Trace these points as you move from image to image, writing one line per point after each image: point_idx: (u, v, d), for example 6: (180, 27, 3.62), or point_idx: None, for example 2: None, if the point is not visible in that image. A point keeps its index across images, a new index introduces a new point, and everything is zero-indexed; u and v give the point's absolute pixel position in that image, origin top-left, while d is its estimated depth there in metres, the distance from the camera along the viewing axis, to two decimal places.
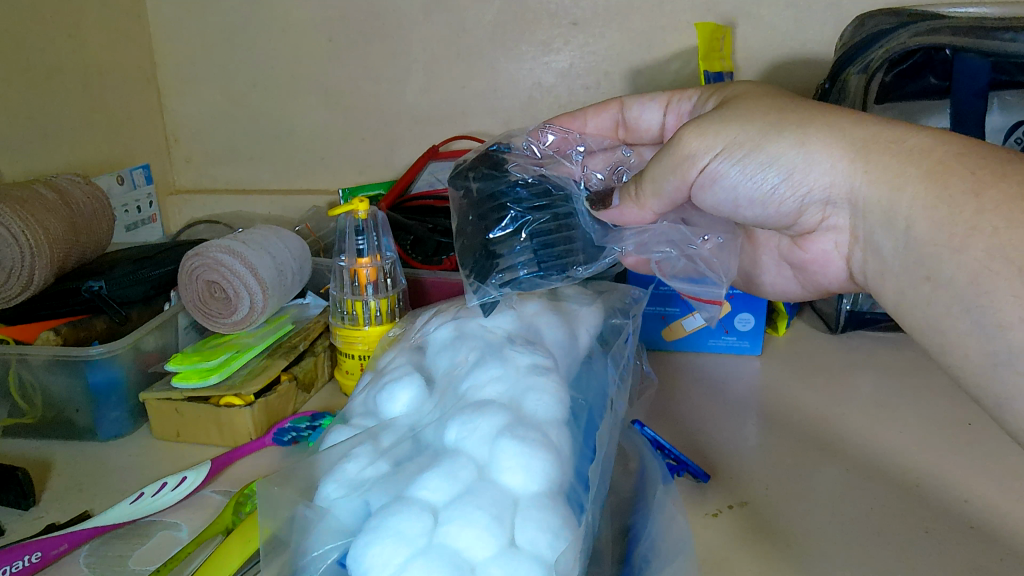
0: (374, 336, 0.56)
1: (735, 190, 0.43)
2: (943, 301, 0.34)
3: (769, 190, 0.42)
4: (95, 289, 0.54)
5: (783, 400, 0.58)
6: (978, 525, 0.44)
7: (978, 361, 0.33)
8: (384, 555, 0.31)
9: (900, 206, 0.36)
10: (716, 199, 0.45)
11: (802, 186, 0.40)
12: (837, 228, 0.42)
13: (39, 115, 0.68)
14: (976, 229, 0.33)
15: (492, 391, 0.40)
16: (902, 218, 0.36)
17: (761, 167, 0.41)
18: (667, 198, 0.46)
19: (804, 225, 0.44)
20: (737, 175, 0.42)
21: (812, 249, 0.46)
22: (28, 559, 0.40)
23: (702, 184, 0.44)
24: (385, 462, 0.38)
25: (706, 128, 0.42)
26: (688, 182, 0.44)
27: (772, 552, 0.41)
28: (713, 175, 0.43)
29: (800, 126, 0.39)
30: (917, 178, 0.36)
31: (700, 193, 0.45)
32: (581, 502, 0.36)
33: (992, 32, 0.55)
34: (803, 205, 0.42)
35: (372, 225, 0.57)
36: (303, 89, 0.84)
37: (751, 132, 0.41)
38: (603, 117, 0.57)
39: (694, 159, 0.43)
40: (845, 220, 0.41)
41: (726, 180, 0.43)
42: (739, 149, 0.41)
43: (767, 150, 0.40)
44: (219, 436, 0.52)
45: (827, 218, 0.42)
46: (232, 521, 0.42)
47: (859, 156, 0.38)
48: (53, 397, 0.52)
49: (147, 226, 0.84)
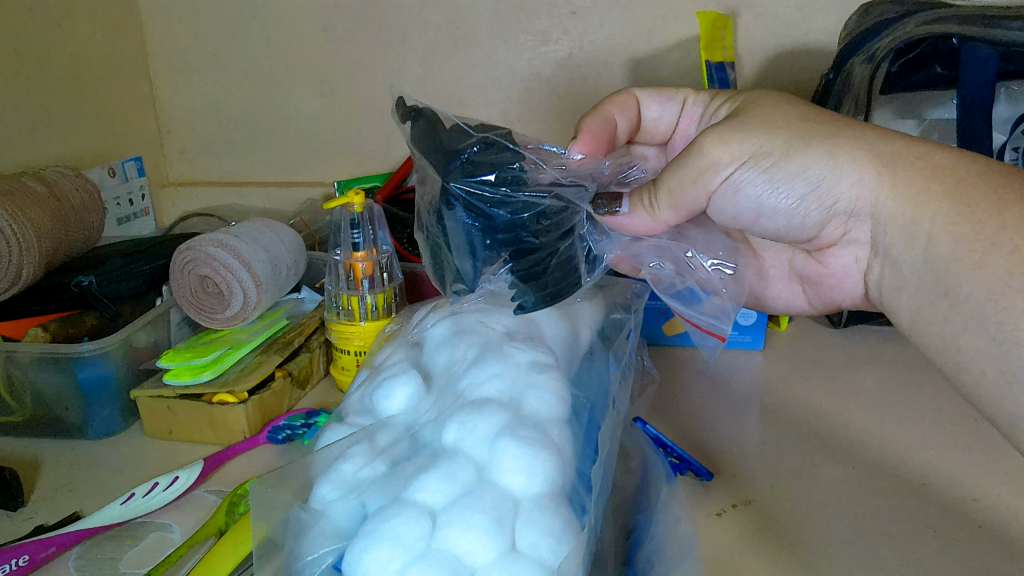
0: (372, 331, 0.55)
1: (759, 201, 0.41)
2: (961, 318, 0.35)
3: (795, 202, 0.41)
4: (85, 284, 0.53)
5: (787, 396, 0.57)
6: (988, 524, 0.43)
7: (994, 371, 0.33)
8: (381, 560, 0.30)
9: (919, 224, 0.37)
10: (736, 208, 0.43)
11: (828, 198, 0.40)
12: (858, 241, 0.42)
13: (27, 106, 0.66)
14: (999, 241, 0.33)
15: (491, 388, 0.38)
16: (921, 235, 0.37)
17: (788, 178, 0.40)
18: (685, 208, 0.43)
19: (824, 239, 0.44)
20: (761, 186, 0.41)
21: (831, 264, 0.46)
22: (17, 562, 0.39)
23: (722, 193, 0.42)
24: (383, 462, 0.37)
25: (727, 135, 0.40)
26: (708, 192, 0.42)
27: (779, 552, 0.40)
28: (736, 185, 0.41)
29: (825, 137, 0.39)
30: (939, 195, 0.36)
31: (719, 202, 0.43)
32: (584, 503, 0.35)
33: (1000, 20, 0.53)
34: (827, 217, 0.41)
35: (367, 218, 0.56)
36: (298, 79, 0.82)
37: (778, 142, 0.39)
38: (628, 113, 0.55)
39: (717, 169, 0.41)
40: (867, 232, 0.41)
41: (750, 190, 0.41)
42: (766, 159, 0.40)
43: (794, 160, 0.39)
44: (213, 434, 0.51)
45: (848, 230, 0.42)
46: (225, 522, 0.41)
47: (887, 175, 0.38)
48: (43, 395, 0.51)
49: (140, 219, 0.83)
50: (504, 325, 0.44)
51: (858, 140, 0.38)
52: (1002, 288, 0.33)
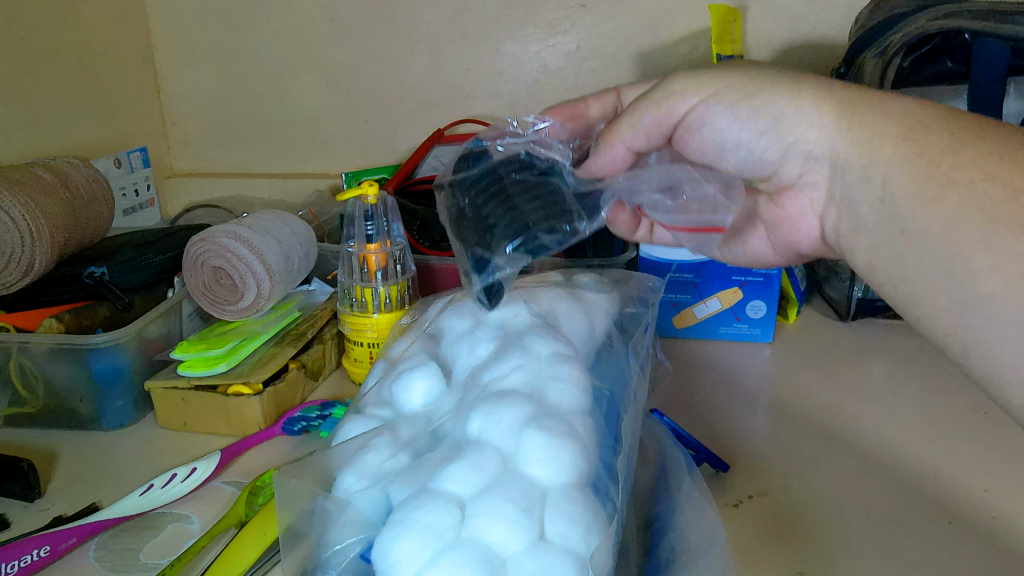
0: (385, 323, 0.55)
1: (723, 133, 0.43)
2: (915, 258, 0.34)
3: (753, 139, 0.42)
4: (97, 275, 0.52)
5: (797, 388, 0.57)
6: (1001, 514, 0.43)
7: (946, 305, 0.33)
8: (410, 549, 0.30)
9: (870, 177, 0.36)
10: (703, 144, 0.44)
11: (787, 137, 0.40)
12: (814, 185, 0.41)
13: (33, 96, 0.66)
14: (956, 174, 0.32)
15: (513, 380, 0.38)
16: (877, 175, 0.36)
17: (751, 114, 0.41)
18: (645, 133, 0.45)
19: (783, 178, 0.43)
20: (725, 120, 0.42)
21: (787, 208, 0.45)
22: (38, 553, 0.39)
23: (689, 124, 0.44)
24: (406, 455, 0.37)
25: (701, 74, 0.43)
26: (675, 119, 0.44)
27: (799, 543, 0.41)
28: (702, 118, 0.43)
29: (790, 80, 0.39)
30: (894, 136, 0.35)
31: (687, 135, 0.45)
32: (609, 492, 0.35)
33: (1011, 15, 0.53)
34: (785, 156, 0.41)
35: (382, 211, 0.56)
36: (304, 70, 0.82)
37: (743, 81, 0.41)
38: (605, 101, 0.54)
39: (681, 98, 0.43)
40: (823, 176, 0.40)
41: (715, 123, 0.42)
42: (730, 95, 0.41)
43: (758, 97, 0.40)
44: (227, 425, 0.51)
45: (805, 173, 0.41)
46: (246, 514, 0.41)
47: (848, 119, 0.37)
48: (57, 385, 0.51)
49: (145, 210, 0.82)
50: (522, 317, 0.44)
51: (833, 88, 0.38)
52: (954, 224, 0.32)
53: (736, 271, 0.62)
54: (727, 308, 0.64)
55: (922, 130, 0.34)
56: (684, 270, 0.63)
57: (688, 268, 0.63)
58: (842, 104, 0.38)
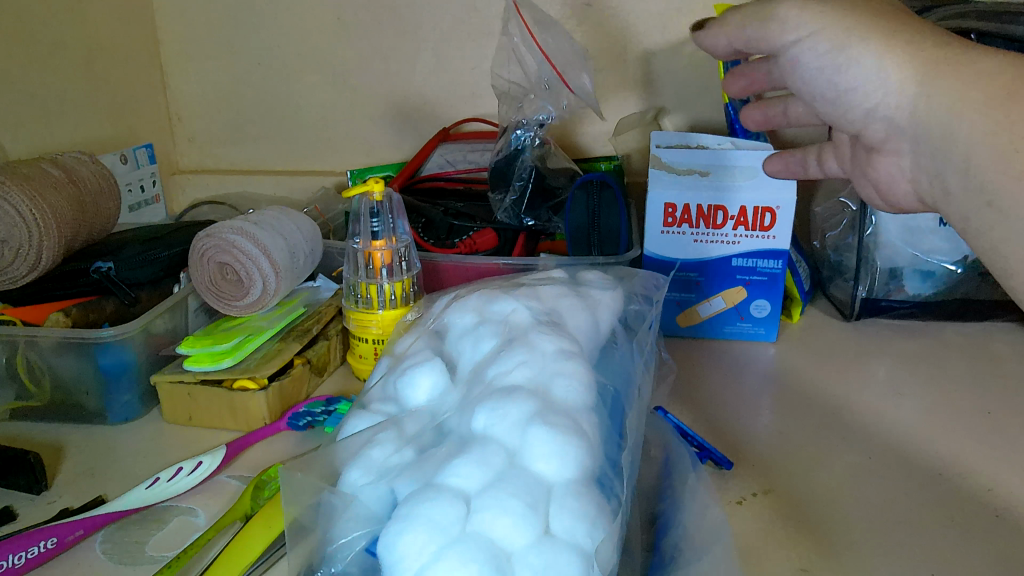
0: (390, 320, 0.55)
1: (833, 76, 0.40)
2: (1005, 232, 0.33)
3: (846, 87, 0.40)
4: (105, 270, 0.53)
5: (801, 387, 0.57)
6: (1004, 513, 0.43)
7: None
8: (417, 544, 0.30)
9: (953, 132, 0.35)
10: (822, 82, 0.41)
11: (875, 92, 0.39)
12: (899, 150, 0.40)
13: (41, 91, 0.66)
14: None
15: (519, 376, 0.39)
16: (959, 141, 0.35)
17: (848, 56, 0.39)
18: (745, 43, 0.44)
19: (871, 140, 0.42)
20: (825, 61, 0.40)
21: (878, 170, 0.44)
22: (45, 544, 0.39)
23: (800, 63, 0.42)
24: (411, 450, 0.38)
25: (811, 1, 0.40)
26: (779, 42, 0.42)
27: (802, 540, 0.41)
28: (798, 46, 0.41)
29: (884, 32, 0.38)
30: (977, 102, 0.34)
31: (790, 67, 0.43)
32: (614, 488, 0.35)
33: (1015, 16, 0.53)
34: (870, 118, 0.40)
35: (387, 208, 0.56)
36: (310, 67, 0.82)
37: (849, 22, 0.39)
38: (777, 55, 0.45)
39: (784, 29, 0.41)
40: (905, 143, 0.40)
41: (814, 59, 0.41)
42: (847, 33, 0.39)
43: (854, 43, 0.38)
44: (233, 420, 0.52)
45: (890, 137, 0.40)
46: (251, 507, 0.42)
47: (927, 77, 0.36)
48: (64, 379, 0.51)
49: (151, 206, 0.82)
50: (527, 314, 0.45)
51: (912, 37, 0.37)
52: None
53: (740, 270, 0.62)
54: (731, 307, 0.64)
55: (997, 75, 0.33)
56: (688, 268, 0.63)
57: (692, 266, 0.63)
58: (916, 47, 0.37)
